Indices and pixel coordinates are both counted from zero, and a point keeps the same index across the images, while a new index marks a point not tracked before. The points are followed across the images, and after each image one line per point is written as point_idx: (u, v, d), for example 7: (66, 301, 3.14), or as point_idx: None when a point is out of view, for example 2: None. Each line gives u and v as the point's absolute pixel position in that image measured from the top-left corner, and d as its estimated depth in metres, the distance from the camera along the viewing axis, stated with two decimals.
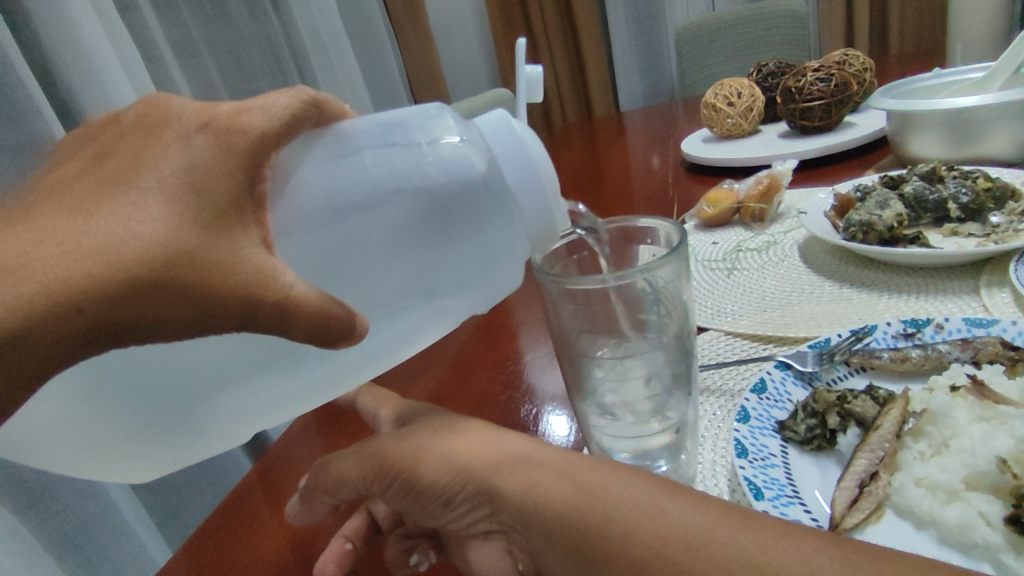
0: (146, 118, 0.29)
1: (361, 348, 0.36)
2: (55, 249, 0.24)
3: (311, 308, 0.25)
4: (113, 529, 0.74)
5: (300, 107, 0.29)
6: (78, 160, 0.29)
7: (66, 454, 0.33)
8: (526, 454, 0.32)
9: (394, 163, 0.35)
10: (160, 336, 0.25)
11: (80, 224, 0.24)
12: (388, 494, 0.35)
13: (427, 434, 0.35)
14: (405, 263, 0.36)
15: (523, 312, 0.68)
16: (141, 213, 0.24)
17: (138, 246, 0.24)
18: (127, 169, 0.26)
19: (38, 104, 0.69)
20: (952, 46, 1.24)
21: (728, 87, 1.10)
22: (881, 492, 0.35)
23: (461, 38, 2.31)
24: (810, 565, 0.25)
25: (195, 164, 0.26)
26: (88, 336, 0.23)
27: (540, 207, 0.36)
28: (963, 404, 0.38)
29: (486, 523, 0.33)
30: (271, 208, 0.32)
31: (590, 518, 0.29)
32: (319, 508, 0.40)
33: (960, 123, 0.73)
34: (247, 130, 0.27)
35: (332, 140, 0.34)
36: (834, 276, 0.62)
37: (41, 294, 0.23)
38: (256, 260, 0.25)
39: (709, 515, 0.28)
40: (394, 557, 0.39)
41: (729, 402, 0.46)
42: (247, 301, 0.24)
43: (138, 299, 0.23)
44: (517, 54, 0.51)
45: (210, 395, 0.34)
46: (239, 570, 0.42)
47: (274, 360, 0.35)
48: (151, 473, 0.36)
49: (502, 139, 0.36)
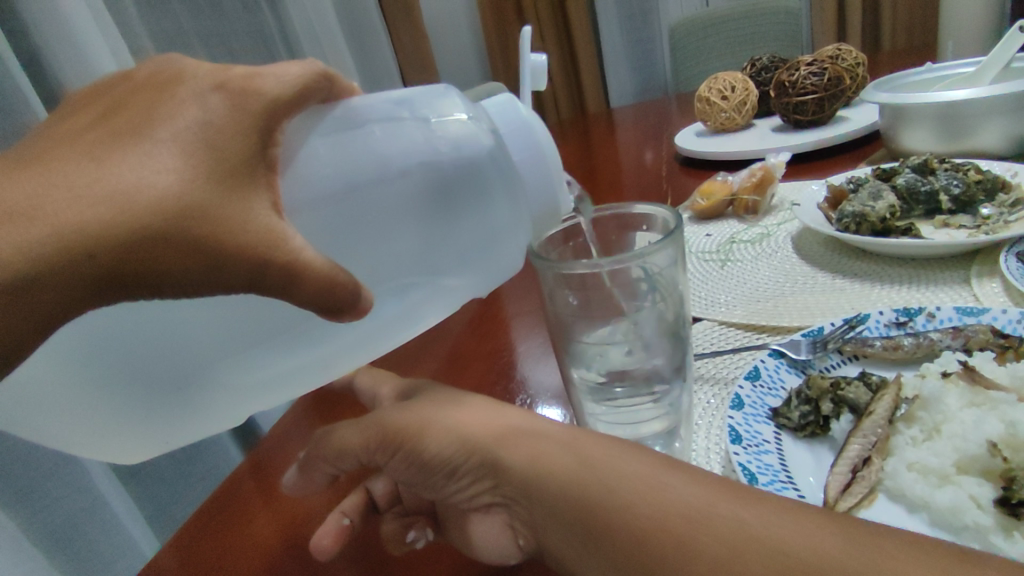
0: (157, 78, 0.29)
1: (364, 325, 0.36)
2: (64, 193, 0.24)
3: (319, 274, 0.25)
4: (103, 521, 0.73)
5: (311, 78, 0.29)
6: (82, 118, 0.28)
7: (64, 423, 0.32)
8: (531, 428, 0.33)
9: (401, 137, 0.35)
10: (167, 291, 0.24)
11: (90, 169, 0.24)
12: (390, 465, 0.36)
13: (433, 407, 0.35)
14: (410, 238, 0.37)
15: (517, 303, 0.68)
16: (154, 163, 0.24)
17: (152, 196, 0.24)
18: (141, 121, 0.26)
19: (23, 90, 0.64)
20: (944, 42, 1.25)
21: (723, 81, 1.09)
22: (873, 477, 0.35)
23: (454, 32, 2.30)
24: (812, 540, 0.25)
25: (211, 122, 0.26)
26: (100, 283, 0.23)
27: (543, 186, 0.37)
28: (954, 390, 0.39)
29: (488, 496, 0.33)
30: (279, 177, 0.31)
31: (591, 491, 0.29)
32: (317, 478, 0.40)
33: (952, 117, 0.74)
34: (261, 93, 0.27)
35: (340, 115, 0.33)
36: (827, 266, 0.62)
37: (53, 238, 0.23)
38: (267, 222, 0.25)
39: (710, 491, 0.28)
40: (391, 533, 0.39)
41: (723, 390, 0.46)
42: (256, 261, 0.24)
43: (150, 249, 0.23)
44: (522, 44, 0.50)
45: (211, 366, 0.34)
46: (234, 555, 0.42)
47: (278, 330, 0.35)
48: (150, 450, 0.35)
49: (506, 119, 0.37)
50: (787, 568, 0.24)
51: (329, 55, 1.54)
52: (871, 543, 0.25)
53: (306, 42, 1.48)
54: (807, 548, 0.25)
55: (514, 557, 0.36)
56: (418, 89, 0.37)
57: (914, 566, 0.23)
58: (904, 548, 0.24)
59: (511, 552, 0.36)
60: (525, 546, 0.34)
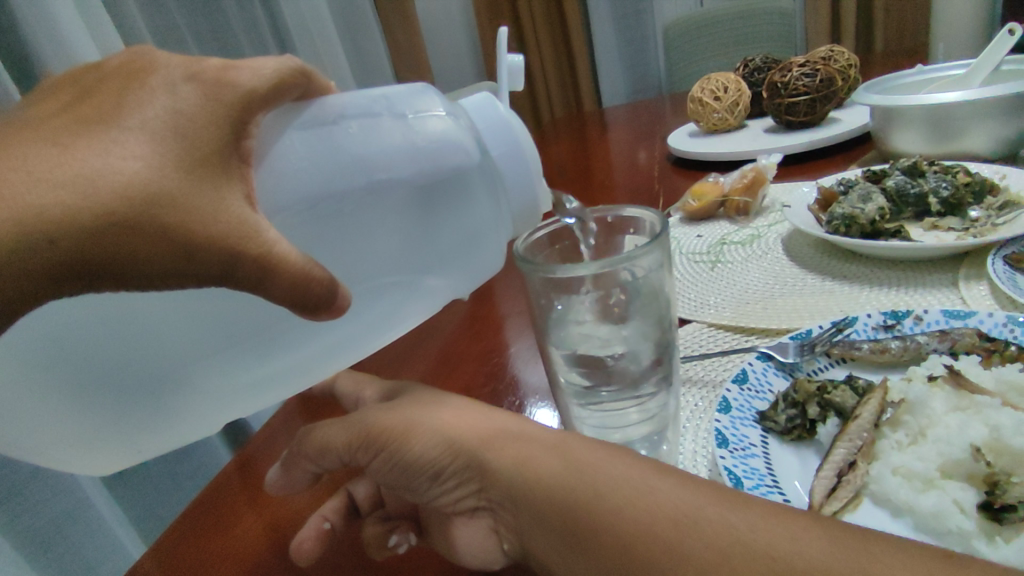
0: (128, 67, 0.28)
1: (346, 322, 0.36)
2: (24, 176, 0.23)
3: (292, 268, 0.25)
4: (86, 524, 0.73)
5: (289, 73, 0.29)
6: (48, 105, 0.28)
7: (20, 420, 0.31)
8: (516, 431, 0.33)
9: (379, 132, 0.34)
10: (134, 282, 0.24)
11: (53, 154, 0.24)
12: (373, 465, 0.35)
13: (417, 409, 0.35)
14: (392, 236, 0.37)
15: (508, 303, 0.68)
16: (121, 150, 0.24)
17: (117, 181, 0.23)
18: (108, 108, 0.25)
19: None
20: (937, 44, 1.25)
21: (716, 82, 1.10)
22: (858, 481, 0.35)
23: (448, 29, 2.29)
24: (798, 544, 0.25)
25: (181, 110, 0.25)
26: (63, 269, 0.23)
27: (525, 188, 0.38)
28: (940, 394, 0.39)
29: (473, 500, 0.33)
30: (255, 169, 0.31)
31: (576, 495, 0.29)
32: (299, 476, 0.39)
33: (942, 119, 0.74)
34: (235, 84, 0.27)
35: (316, 112, 0.33)
36: (815, 267, 0.63)
37: (11, 222, 0.22)
38: (239, 213, 0.25)
39: (698, 495, 0.28)
40: (373, 537, 0.39)
41: (711, 393, 0.46)
42: (227, 254, 0.24)
43: (115, 236, 0.23)
44: (499, 43, 0.49)
45: (182, 361, 0.34)
46: (215, 560, 0.42)
47: (257, 328, 0.35)
48: (114, 455, 0.34)
49: (486, 117, 0.37)
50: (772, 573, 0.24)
51: (323, 51, 1.52)
52: (861, 550, 0.24)
53: (298, 38, 1.47)
54: (792, 552, 0.25)
55: (497, 562, 0.36)
56: (395, 88, 0.37)
57: (900, 569, 0.23)
58: (893, 551, 0.24)
59: (494, 558, 0.36)
60: (509, 551, 0.34)
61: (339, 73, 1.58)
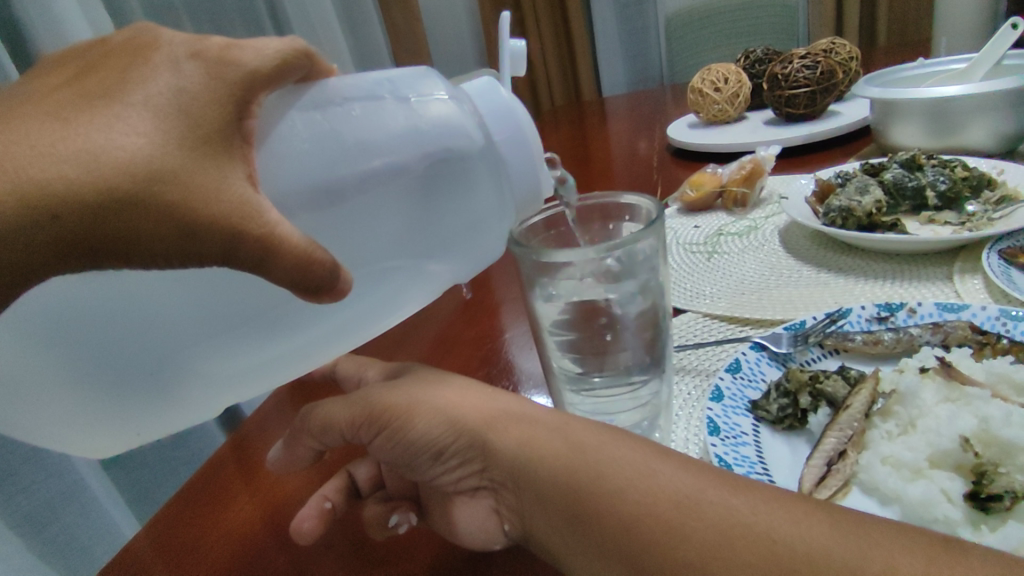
0: (131, 43, 0.28)
1: (347, 306, 0.36)
2: (28, 150, 0.23)
3: (294, 250, 0.24)
4: (80, 507, 0.73)
5: (292, 54, 0.28)
6: (50, 80, 0.27)
7: (20, 394, 0.30)
8: (518, 412, 0.33)
9: (383, 115, 0.34)
10: (136, 259, 0.24)
11: (55, 129, 0.23)
12: (375, 444, 0.35)
13: (419, 389, 0.35)
14: (394, 221, 0.36)
15: (504, 290, 0.68)
16: (124, 125, 0.24)
17: (121, 158, 0.23)
18: (112, 84, 0.25)
19: None
20: (938, 39, 1.25)
21: (715, 73, 1.09)
22: (847, 469, 0.35)
23: (448, 16, 2.27)
24: (799, 527, 0.25)
25: (185, 88, 0.25)
26: (66, 244, 0.23)
27: (527, 171, 0.37)
28: (931, 385, 0.39)
29: (476, 479, 0.34)
30: (257, 150, 0.30)
31: (579, 477, 0.29)
32: (302, 453, 0.39)
33: (942, 114, 0.74)
34: (239, 63, 0.26)
35: (318, 94, 0.33)
36: (810, 260, 0.63)
37: (15, 196, 0.22)
38: (242, 193, 0.24)
39: (697, 477, 0.28)
40: (374, 517, 0.38)
41: (703, 382, 0.47)
42: (228, 234, 0.24)
43: (115, 212, 0.23)
44: (502, 28, 0.49)
45: (183, 344, 0.33)
46: (210, 540, 0.42)
47: (258, 313, 0.35)
48: (112, 437, 0.34)
49: (489, 100, 0.37)
50: (775, 555, 0.24)
51: (323, 35, 1.52)
52: (862, 536, 0.24)
53: (297, 21, 1.46)
54: (791, 535, 0.25)
55: (498, 543, 0.36)
56: (398, 71, 0.37)
57: (900, 553, 0.23)
58: (893, 536, 0.24)
59: (495, 538, 0.36)
60: (510, 532, 0.34)
61: (338, 57, 1.57)
